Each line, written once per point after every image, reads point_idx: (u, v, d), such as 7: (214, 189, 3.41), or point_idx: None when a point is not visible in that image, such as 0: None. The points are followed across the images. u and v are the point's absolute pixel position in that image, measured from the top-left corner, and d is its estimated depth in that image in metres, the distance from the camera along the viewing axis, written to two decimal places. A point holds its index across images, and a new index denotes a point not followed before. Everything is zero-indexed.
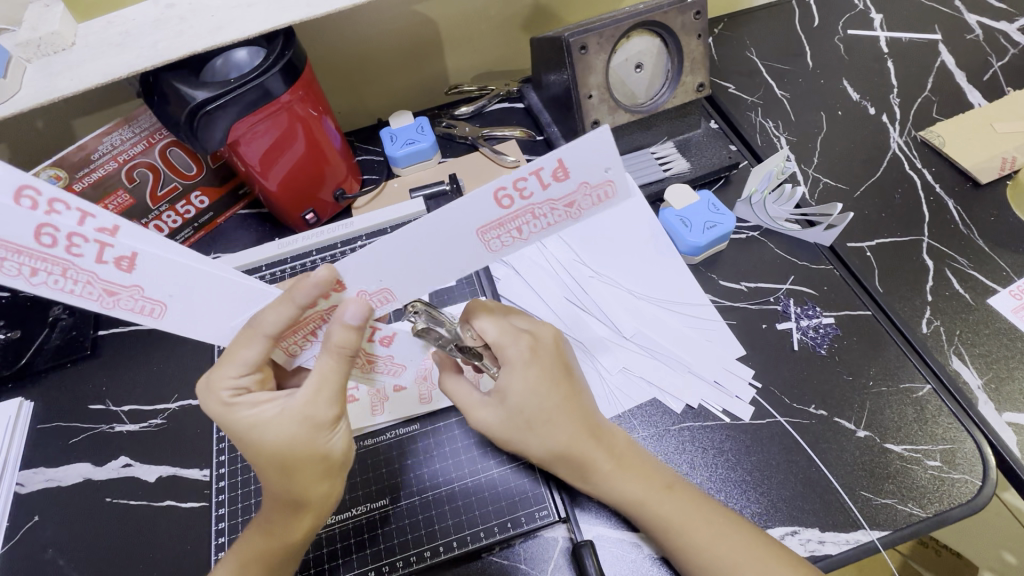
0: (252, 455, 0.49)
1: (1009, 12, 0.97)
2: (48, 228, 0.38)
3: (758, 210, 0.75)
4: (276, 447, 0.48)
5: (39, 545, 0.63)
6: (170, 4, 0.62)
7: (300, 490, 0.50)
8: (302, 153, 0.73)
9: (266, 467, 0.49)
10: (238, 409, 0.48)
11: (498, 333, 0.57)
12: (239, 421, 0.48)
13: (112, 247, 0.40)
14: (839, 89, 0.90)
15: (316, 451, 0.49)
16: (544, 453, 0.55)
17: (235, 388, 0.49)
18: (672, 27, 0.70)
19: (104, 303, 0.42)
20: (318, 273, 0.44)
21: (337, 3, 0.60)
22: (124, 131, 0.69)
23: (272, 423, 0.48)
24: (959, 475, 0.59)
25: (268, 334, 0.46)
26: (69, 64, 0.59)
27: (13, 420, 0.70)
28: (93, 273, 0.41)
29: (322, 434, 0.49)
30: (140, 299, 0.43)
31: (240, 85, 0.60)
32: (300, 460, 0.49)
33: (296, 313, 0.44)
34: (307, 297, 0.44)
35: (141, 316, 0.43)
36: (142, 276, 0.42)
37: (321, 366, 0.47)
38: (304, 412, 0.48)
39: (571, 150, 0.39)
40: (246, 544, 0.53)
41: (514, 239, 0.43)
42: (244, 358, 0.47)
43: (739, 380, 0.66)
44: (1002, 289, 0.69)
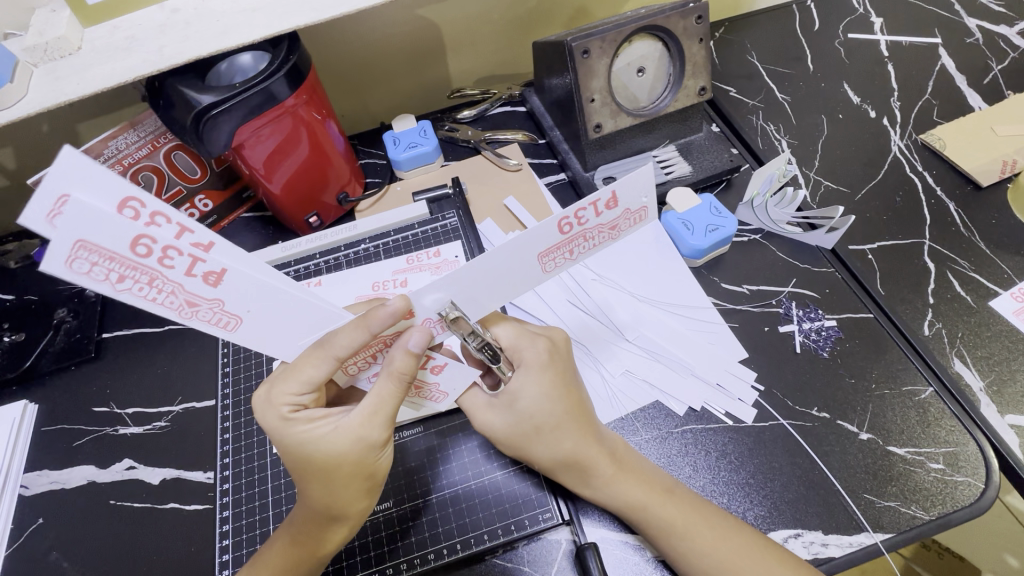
0: (298, 468, 0.50)
1: (1009, 16, 0.97)
2: (144, 238, 0.37)
3: (760, 213, 0.76)
4: (326, 463, 0.49)
5: (43, 547, 0.63)
6: (175, 9, 0.63)
7: (341, 503, 0.51)
8: (305, 158, 0.73)
9: (303, 479, 0.50)
10: (295, 425, 0.50)
11: (514, 337, 0.58)
12: (292, 436, 0.50)
13: (203, 263, 0.40)
14: (839, 93, 0.90)
15: (364, 469, 0.50)
16: (550, 458, 0.55)
17: (293, 404, 0.50)
18: (675, 31, 0.70)
19: (182, 313, 0.42)
20: (394, 303, 0.46)
21: (341, 7, 0.61)
22: (130, 135, 0.70)
23: (325, 440, 0.49)
24: (962, 478, 0.59)
25: (338, 356, 0.47)
26: (75, 69, 0.59)
27: (18, 423, 0.70)
28: (179, 285, 0.40)
29: (372, 455, 0.50)
30: (219, 312, 0.42)
31: (245, 89, 0.61)
32: (346, 476, 0.50)
33: (368, 337, 0.46)
34: (381, 325, 0.46)
35: (216, 327, 0.43)
36: (227, 291, 0.42)
37: (382, 391, 0.49)
38: (359, 434, 0.49)
39: (623, 185, 0.44)
40: (269, 548, 0.53)
41: (566, 259, 0.49)
42: (307, 377, 0.48)
43: (741, 382, 0.66)
44: (1003, 292, 0.69)
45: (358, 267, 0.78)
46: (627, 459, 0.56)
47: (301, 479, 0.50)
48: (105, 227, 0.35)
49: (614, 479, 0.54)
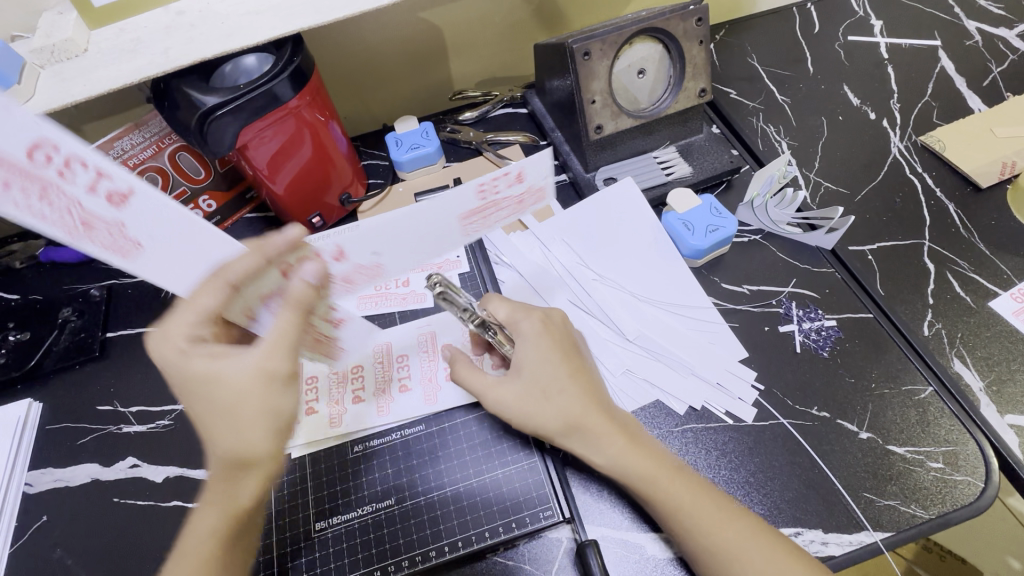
0: (199, 404, 0.50)
1: (1008, 19, 0.98)
2: (50, 148, 0.42)
3: (760, 214, 0.76)
4: (229, 400, 0.49)
5: (47, 544, 0.63)
6: (180, 11, 0.63)
7: (246, 446, 0.49)
8: (309, 158, 0.74)
9: (205, 415, 0.49)
10: (192, 358, 0.50)
11: (509, 312, 0.62)
12: (190, 370, 0.50)
13: (110, 181, 0.45)
14: (839, 94, 0.91)
15: (270, 405, 0.50)
16: (553, 422, 0.56)
17: (191, 338, 0.51)
18: (675, 34, 0.71)
19: (76, 235, 0.46)
20: (291, 232, 0.55)
21: (345, 10, 0.61)
22: (135, 136, 0.70)
23: (228, 375, 0.49)
24: (961, 477, 0.59)
25: (231, 281, 0.52)
26: (82, 71, 0.60)
27: (22, 422, 0.70)
28: (78, 202, 0.45)
29: (278, 390, 0.50)
30: (116, 234, 0.48)
31: (249, 91, 0.61)
32: (250, 414, 0.49)
33: (263, 261, 0.54)
34: (276, 249, 0.55)
35: (112, 251, 0.48)
36: (129, 214, 0.47)
37: (282, 323, 0.52)
38: (261, 368, 0.50)
39: (529, 164, 0.61)
40: (195, 521, 0.50)
41: (479, 223, 0.63)
42: (204, 306, 0.52)
43: (741, 382, 0.66)
44: (1003, 292, 0.70)
45: None
46: (637, 434, 0.57)
47: (202, 418, 0.50)
48: (10, 135, 0.40)
49: (618, 465, 0.55)
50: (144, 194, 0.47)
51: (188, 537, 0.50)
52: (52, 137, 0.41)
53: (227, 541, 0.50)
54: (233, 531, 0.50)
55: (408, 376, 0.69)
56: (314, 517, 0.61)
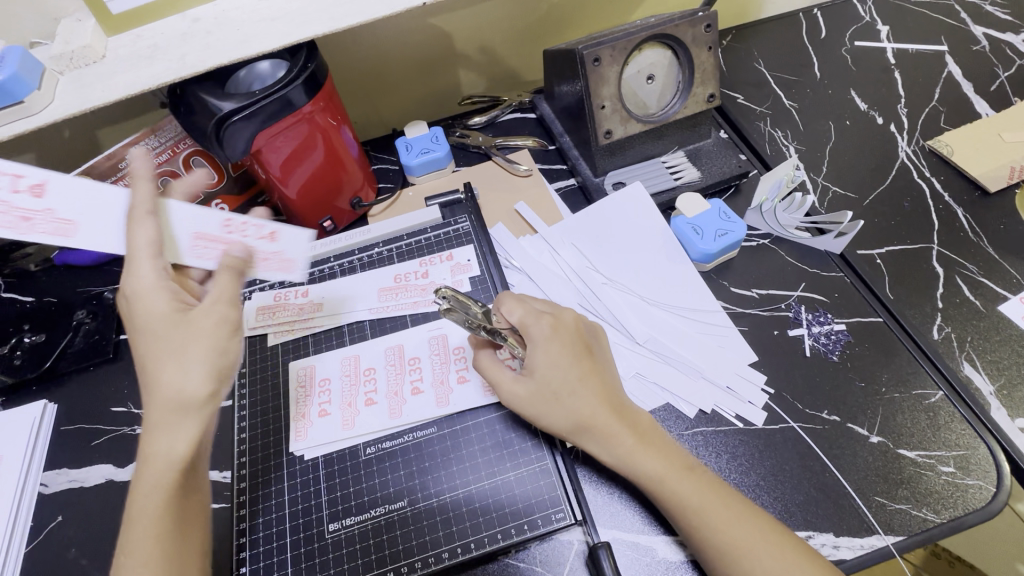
0: (154, 345, 0.49)
1: (1014, 24, 0.98)
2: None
3: (769, 218, 0.76)
4: (179, 339, 0.48)
5: (62, 544, 0.64)
6: (196, 18, 0.64)
7: (187, 389, 0.48)
8: (320, 162, 0.75)
9: (156, 355, 0.48)
10: (151, 296, 0.50)
11: (522, 315, 0.60)
12: (147, 307, 0.49)
13: (24, 177, 0.48)
14: (847, 99, 0.91)
15: (215, 349, 0.49)
16: (564, 422, 0.57)
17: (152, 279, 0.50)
18: (684, 40, 0.72)
19: (19, 230, 0.49)
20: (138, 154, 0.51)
21: (358, 16, 0.62)
22: (150, 141, 0.72)
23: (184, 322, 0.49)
24: (972, 481, 0.59)
25: (149, 210, 0.51)
26: (99, 77, 0.61)
27: (38, 423, 0.71)
28: (8, 203, 0.48)
29: (224, 335, 0.50)
30: (54, 221, 0.50)
31: (263, 97, 0.62)
32: (195, 355, 0.48)
33: (152, 182, 0.51)
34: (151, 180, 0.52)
35: (57, 239, 0.50)
36: (53, 200, 0.50)
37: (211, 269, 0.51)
38: (210, 306, 0.50)
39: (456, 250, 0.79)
40: (139, 478, 0.49)
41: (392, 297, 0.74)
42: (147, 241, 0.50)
43: (752, 386, 0.66)
44: (1012, 296, 0.70)
45: (371, 270, 0.78)
46: (649, 432, 0.57)
47: (150, 358, 0.49)
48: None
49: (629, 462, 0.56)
50: (66, 185, 0.50)
51: (135, 498, 0.48)
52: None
53: (171, 494, 0.48)
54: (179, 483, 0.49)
55: (420, 377, 0.69)
56: (328, 518, 0.61)
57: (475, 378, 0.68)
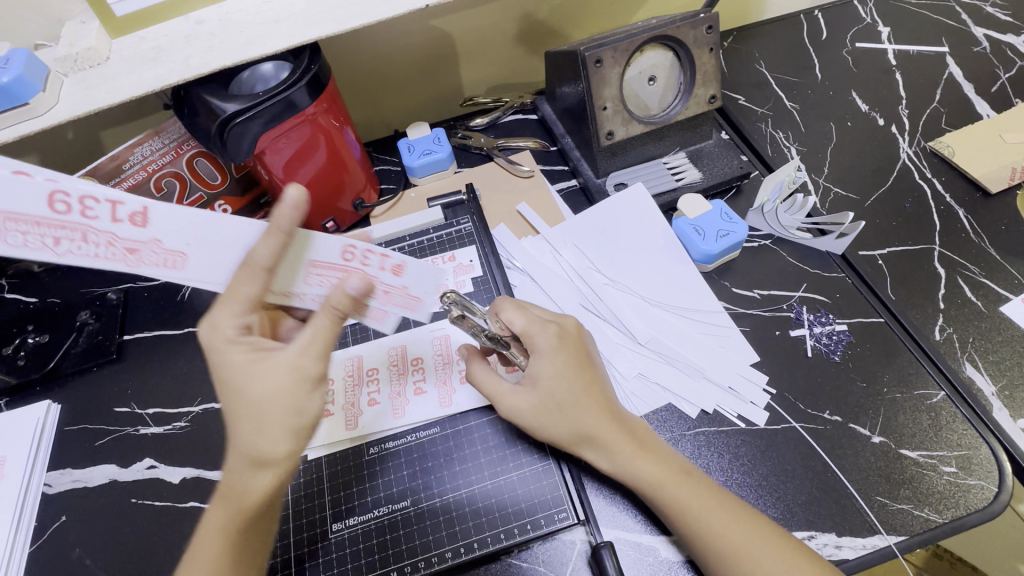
0: (235, 402, 0.48)
1: (1015, 25, 0.98)
2: (61, 195, 0.39)
3: (770, 219, 0.76)
4: (260, 398, 0.47)
5: (66, 544, 0.64)
6: (199, 20, 0.65)
7: (269, 446, 0.47)
8: (323, 164, 0.75)
9: (237, 412, 0.47)
10: (231, 350, 0.47)
11: (526, 323, 0.61)
12: (228, 362, 0.48)
13: (123, 204, 0.41)
14: (848, 100, 0.92)
15: (295, 406, 0.47)
16: (565, 433, 0.57)
17: (238, 328, 0.48)
18: (685, 42, 0.72)
19: (128, 262, 0.44)
20: (292, 195, 0.46)
21: (361, 18, 0.63)
22: (154, 142, 0.72)
23: (263, 375, 0.47)
24: (975, 481, 0.59)
25: (267, 268, 0.46)
26: (104, 79, 0.61)
27: (42, 422, 0.71)
28: (112, 234, 0.42)
29: (306, 391, 0.48)
30: (162, 252, 0.44)
31: (267, 98, 0.62)
32: (276, 413, 0.47)
33: (285, 239, 0.46)
34: (290, 221, 0.46)
35: (167, 270, 0.45)
36: (158, 229, 0.43)
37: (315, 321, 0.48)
38: (295, 364, 0.48)
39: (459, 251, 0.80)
40: (209, 519, 0.49)
41: None
42: (244, 295, 0.47)
43: (754, 386, 0.66)
44: (1013, 297, 0.70)
45: None
46: (647, 440, 0.58)
47: (230, 415, 0.48)
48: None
49: (630, 468, 0.56)
50: (172, 214, 0.43)
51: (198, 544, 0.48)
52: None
53: (234, 541, 0.48)
54: (246, 531, 0.48)
55: (422, 378, 0.69)
56: (332, 518, 0.61)
57: None
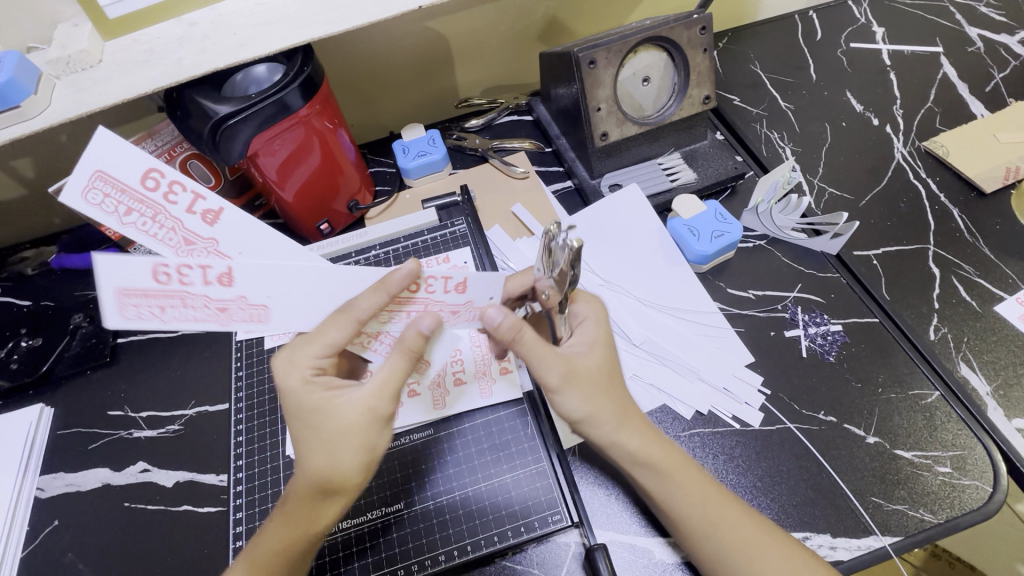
0: (306, 434, 0.49)
1: (1009, 25, 0.98)
2: (160, 266, 0.41)
3: (765, 219, 0.76)
4: (334, 434, 0.48)
5: (57, 549, 0.64)
6: (193, 22, 0.64)
7: (339, 477, 0.49)
8: (317, 165, 0.75)
9: (308, 442, 0.49)
10: (314, 387, 0.49)
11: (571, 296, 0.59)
12: (305, 404, 0.49)
13: (212, 267, 0.42)
14: (842, 100, 0.92)
15: (365, 442, 0.49)
16: (612, 412, 0.53)
17: (315, 368, 0.50)
18: (679, 42, 0.72)
19: (221, 321, 0.45)
20: (407, 265, 0.47)
21: (354, 20, 0.62)
22: (147, 144, 0.72)
23: (339, 410, 0.49)
24: (969, 481, 0.59)
25: (359, 320, 0.48)
26: (96, 81, 0.61)
27: (34, 425, 0.71)
28: (206, 296, 0.43)
29: (377, 428, 0.49)
30: (247, 307, 0.45)
31: (259, 101, 0.62)
32: (349, 450, 0.48)
33: (387, 300, 0.47)
34: (399, 287, 0.47)
35: (254, 324, 0.45)
36: (243, 286, 0.43)
37: (393, 364, 0.49)
38: (369, 404, 0.49)
39: (454, 253, 0.80)
40: (269, 531, 0.51)
41: None
42: (329, 340, 0.49)
43: (749, 387, 0.66)
44: (1008, 297, 0.70)
45: None
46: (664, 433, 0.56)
47: (303, 446, 0.49)
48: (122, 160, 0.43)
49: (642, 458, 0.53)
50: (263, 270, 0.43)
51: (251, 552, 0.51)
52: (152, 161, 0.43)
53: (292, 554, 0.50)
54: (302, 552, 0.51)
55: (416, 380, 0.68)
56: None
57: (471, 381, 0.68)
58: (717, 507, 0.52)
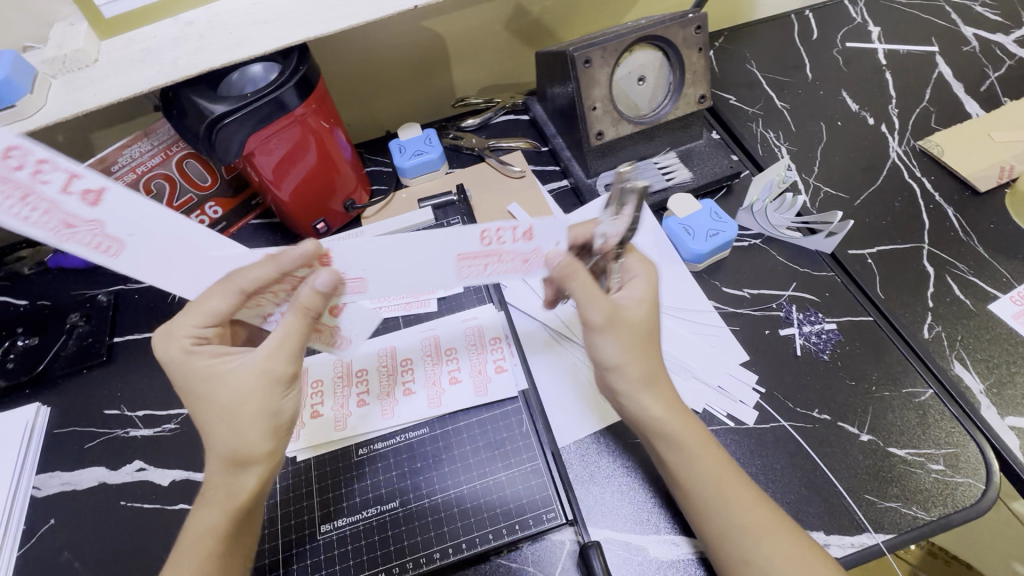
0: (200, 402, 0.51)
1: (1005, 25, 0.98)
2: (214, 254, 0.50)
3: (760, 219, 0.77)
4: (231, 399, 0.50)
5: (53, 547, 0.64)
6: (189, 22, 0.65)
7: (246, 444, 0.50)
8: (313, 164, 0.75)
9: (202, 410, 0.50)
10: (198, 356, 0.51)
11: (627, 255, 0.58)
12: (194, 371, 0.51)
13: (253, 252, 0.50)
14: (838, 100, 0.92)
15: (269, 406, 0.50)
16: (639, 369, 0.54)
17: (196, 337, 0.51)
18: (674, 41, 0.72)
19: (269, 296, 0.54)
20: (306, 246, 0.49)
21: (349, 19, 0.63)
22: (143, 144, 0.72)
23: (229, 375, 0.50)
24: (962, 479, 0.59)
25: (243, 290, 0.50)
26: (92, 80, 0.61)
27: (31, 425, 0.71)
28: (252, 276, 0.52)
29: (278, 392, 0.51)
30: (350, 282, 0.52)
31: (255, 100, 0.62)
32: (251, 414, 0.50)
33: (277, 273, 0.50)
34: (291, 261, 0.49)
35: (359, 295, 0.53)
36: (348, 264, 0.51)
37: (288, 325, 0.50)
38: (263, 367, 0.50)
39: None
40: (193, 521, 0.50)
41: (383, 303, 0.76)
42: (212, 309, 0.50)
43: (743, 385, 0.67)
44: (1003, 295, 0.70)
45: None
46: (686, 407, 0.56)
47: (201, 417, 0.50)
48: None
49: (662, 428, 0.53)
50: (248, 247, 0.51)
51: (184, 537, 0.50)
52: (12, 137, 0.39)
53: (228, 538, 0.50)
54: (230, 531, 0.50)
55: (412, 379, 0.70)
56: (320, 519, 0.61)
57: (466, 379, 0.69)
58: (722, 498, 0.51)
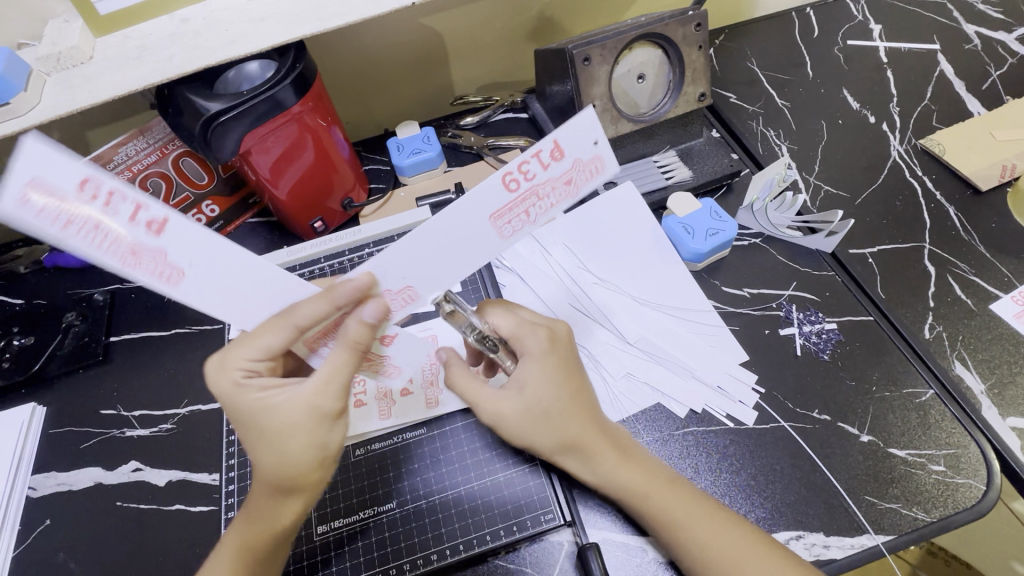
0: (252, 434, 0.49)
1: (1007, 22, 0.98)
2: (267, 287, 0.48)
3: (761, 218, 0.76)
4: (279, 434, 0.49)
5: (50, 548, 0.64)
6: (185, 19, 0.64)
7: (294, 476, 0.49)
8: (311, 163, 0.74)
9: (256, 443, 0.49)
10: (248, 391, 0.49)
11: (513, 326, 0.57)
12: (244, 405, 0.49)
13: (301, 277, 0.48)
14: (839, 98, 0.91)
15: (316, 442, 0.49)
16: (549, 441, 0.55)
17: (247, 370, 0.50)
18: (675, 39, 0.71)
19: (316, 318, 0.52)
20: (358, 279, 0.48)
21: (347, 16, 0.62)
22: (138, 142, 0.71)
23: (278, 409, 0.49)
24: (962, 480, 0.59)
25: (298, 325, 0.48)
26: (86, 77, 0.61)
27: (27, 425, 0.71)
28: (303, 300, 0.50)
29: (326, 426, 0.50)
30: (400, 292, 0.51)
31: (251, 98, 0.62)
32: (299, 448, 0.49)
33: (331, 309, 0.47)
34: (344, 296, 0.47)
35: (412, 302, 0.53)
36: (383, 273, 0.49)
37: (335, 361, 0.49)
38: (312, 402, 0.49)
39: None
40: (229, 537, 0.52)
41: None
42: (265, 344, 0.48)
43: (742, 386, 0.66)
44: (1004, 295, 0.70)
45: None
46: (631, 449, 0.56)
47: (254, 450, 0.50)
48: (56, 167, 0.37)
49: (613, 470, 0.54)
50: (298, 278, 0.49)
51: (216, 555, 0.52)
52: (89, 166, 0.37)
53: (262, 555, 0.51)
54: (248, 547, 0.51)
55: None
56: (317, 520, 0.61)
57: None
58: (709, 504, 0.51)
